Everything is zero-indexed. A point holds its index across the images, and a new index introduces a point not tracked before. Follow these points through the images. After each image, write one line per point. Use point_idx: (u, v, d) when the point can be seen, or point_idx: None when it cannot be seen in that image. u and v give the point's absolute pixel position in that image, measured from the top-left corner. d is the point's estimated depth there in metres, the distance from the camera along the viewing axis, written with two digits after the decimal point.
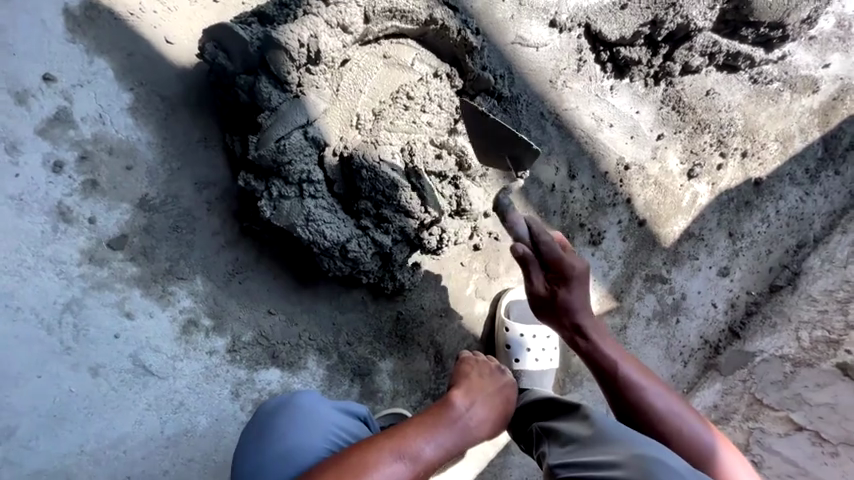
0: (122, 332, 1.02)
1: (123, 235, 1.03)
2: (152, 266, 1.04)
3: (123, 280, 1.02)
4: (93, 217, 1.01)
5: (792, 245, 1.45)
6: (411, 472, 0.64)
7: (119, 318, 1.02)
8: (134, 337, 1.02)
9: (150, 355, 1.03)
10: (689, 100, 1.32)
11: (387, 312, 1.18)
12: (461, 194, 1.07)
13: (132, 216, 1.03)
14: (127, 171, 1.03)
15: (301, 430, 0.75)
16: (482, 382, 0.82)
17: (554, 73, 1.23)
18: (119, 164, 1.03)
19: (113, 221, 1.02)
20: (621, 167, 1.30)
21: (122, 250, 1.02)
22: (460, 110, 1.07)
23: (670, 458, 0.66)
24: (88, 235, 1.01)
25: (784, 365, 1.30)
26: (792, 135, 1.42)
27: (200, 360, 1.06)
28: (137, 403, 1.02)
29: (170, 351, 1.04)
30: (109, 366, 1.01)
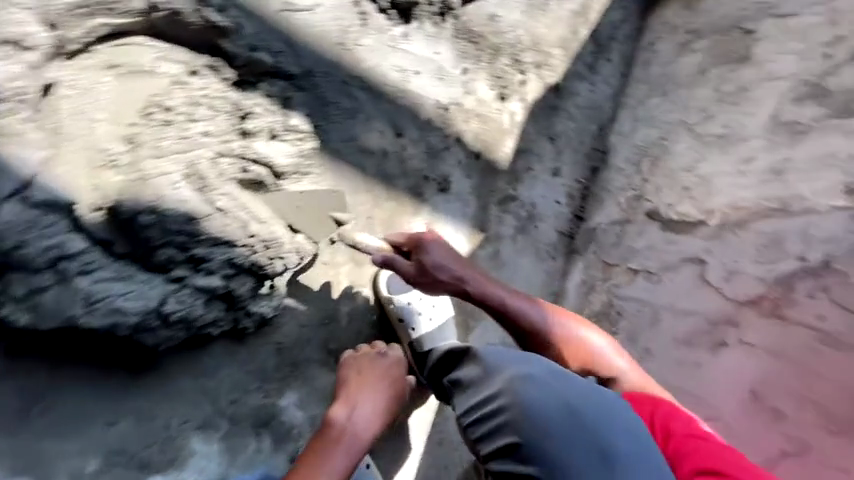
0: None
1: None
2: None
3: None
4: None
5: (595, 129, 1.65)
6: (349, 450, 0.86)
7: None
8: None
9: None
10: (477, 29, 1.37)
11: (264, 349, 1.06)
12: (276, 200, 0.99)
13: None
14: None
15: None
16: (366, 374, 0.95)
17: (340, 35, 1.13)
18: None
19: None
20: (441, 109, 1.32)
21: None
22: (242, 107, 0.93)
23: (537, 372, 0.71)
24: None
25: (616, 228, 1.51)
26: (567, 37, 1.60)
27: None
28: None
29: None
30: None
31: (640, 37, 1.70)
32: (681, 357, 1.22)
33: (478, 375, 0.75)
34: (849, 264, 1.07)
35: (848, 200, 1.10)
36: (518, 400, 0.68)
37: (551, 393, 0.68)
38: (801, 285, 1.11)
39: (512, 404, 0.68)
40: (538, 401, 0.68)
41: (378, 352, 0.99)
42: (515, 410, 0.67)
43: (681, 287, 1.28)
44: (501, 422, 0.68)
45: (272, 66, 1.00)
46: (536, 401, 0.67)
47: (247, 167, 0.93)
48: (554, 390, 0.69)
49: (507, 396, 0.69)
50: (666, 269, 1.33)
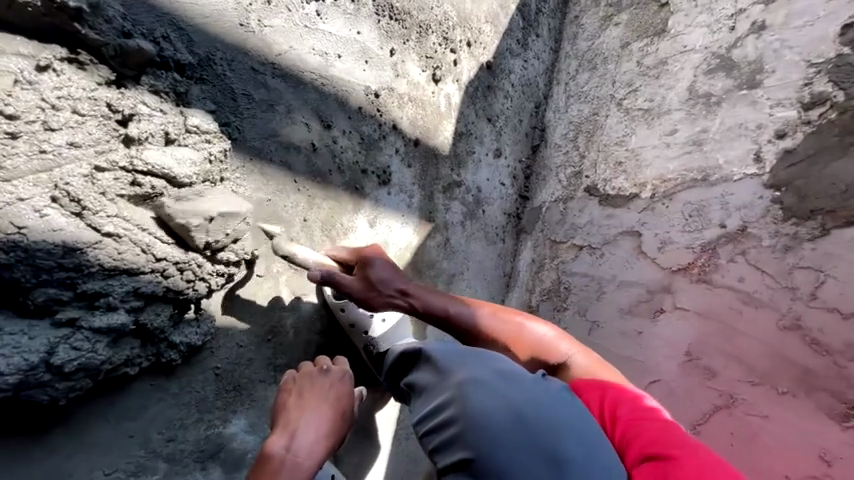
0: None
1: None
2: None
3: None
4: None
5: (532, 108, 1.71)
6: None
7: None
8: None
9: None
10: (400, 6, 1.27)
11: (199, 378, 0.94)
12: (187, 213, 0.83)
13: None
14: None
15: None
16: (309, 394, 0.86)
17: (240, 14, 0.98)
18: None
19: None
20: (371, 96, 1.22)
21: None
22: (120, 106, 0.76)
23: (486, 375, 0.64)
24: None
25: (559, 206, 1.55)
26: (496, 13, 1.56)
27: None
28: None
29: None
30: None
31: (566, 13, 1.80)
32: (623, 327, 1.28)
33: (431, 381, 0.70)
34: (763, 228, 1.07)
35: (758, 167, 1.11)
36: (466, 410, 0.60)
37: (498, 395, 0.61)
38: (721, 251, 1.13)
39: (460, 415, 0.61)
40: (487, 411, 0.60)
41: (319, 369, 0.90)
42: (460, 419, 0.60)
43: (620, 258, 1.33)
44: (448, 434, 0.62)
45: (154, 54, 0.81)
46: (479, 406, 0.60)
47: (140, 179, 0.78)
48: (506, 396, 0.61)
49: (456, 405, 0.62)
50: (607, 244, 1.37)
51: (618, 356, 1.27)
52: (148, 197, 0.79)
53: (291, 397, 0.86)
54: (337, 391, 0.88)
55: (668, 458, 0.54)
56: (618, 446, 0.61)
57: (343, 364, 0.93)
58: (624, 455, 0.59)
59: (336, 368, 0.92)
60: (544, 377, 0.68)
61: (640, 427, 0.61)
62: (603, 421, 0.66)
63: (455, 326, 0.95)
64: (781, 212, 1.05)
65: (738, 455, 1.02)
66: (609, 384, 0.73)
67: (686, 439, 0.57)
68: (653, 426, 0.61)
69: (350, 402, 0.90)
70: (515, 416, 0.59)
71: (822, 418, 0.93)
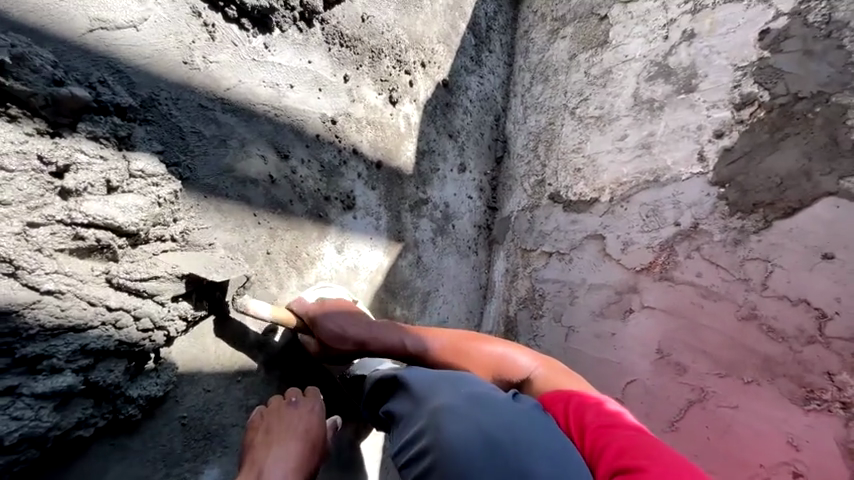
0: None
1: None
2: None
3: None
4: None
5: (492, 121, 1.75)
6: None
7: None
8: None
9: None
10: (351, 32, 1.28)
11: (164, 430, 0.89)
12: (136, 265, 0.83)
13: None
14: None
15: None
16: (277, 429, 0.83)
17: (183, 52, 0.98)
18: None
19: None
20: (329, 122, 1.22)
21: None
22: (54, 157, 0.74)
23: (462, 399, 0.64)
24: None
25: (526, 214, 1.59)
26: (447, 33, 1.60)
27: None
28: None
29: None
30: None
31: (516, 28, 1.87)
32: (597, 329, 1.30)
33: (408, 409, 0.69)
34: (713, 224, 1.13)
35: (703, 166, 1.17)
36: (442, 435, 0.60)
37: (473, 420, 0.60)
38: (678, 248, 1.18)
39: (436, 441, 0.60)
40: (462, 435, 0.59)
41: (288, 402, 0.88)
42: (436, 447, 0.59)
43: (588, 261, 1.36)
44: (425, 463, 0.60)
45: (89, 100, 0.80)
46: (454, 433, 0.59)
47: (86, 231, 0.77)
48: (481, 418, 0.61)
49: (432, 431, 0.61)
50: (574, 249, 1.41)
51: (595, 359, 1.29)
52: (95, 249, 0.79)
53: (258, 433, 0.83)
54: (307, 421, 0.86)
55: (638, 469, 0.53)
56: (590, 460, 0.60)
57: (312, 393, 0.92)
58: (596, 468, 0.58)
59: (306, 398, 0.90)
60: (517, 397, 0.68)
61: (612, 438, 0.60)
62: (575, 435, 0.65)
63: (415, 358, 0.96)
64: (727, 208, 1.11)
65: (716, 448, 1.04)
66: (581, 397, 0.72)
67: (656, 447, 0.57)
68: (623, 436, 0.60)
69: (322, 431, 0.87)
70: (489, 440, 0.58)
71: (787, 404, 0.97)
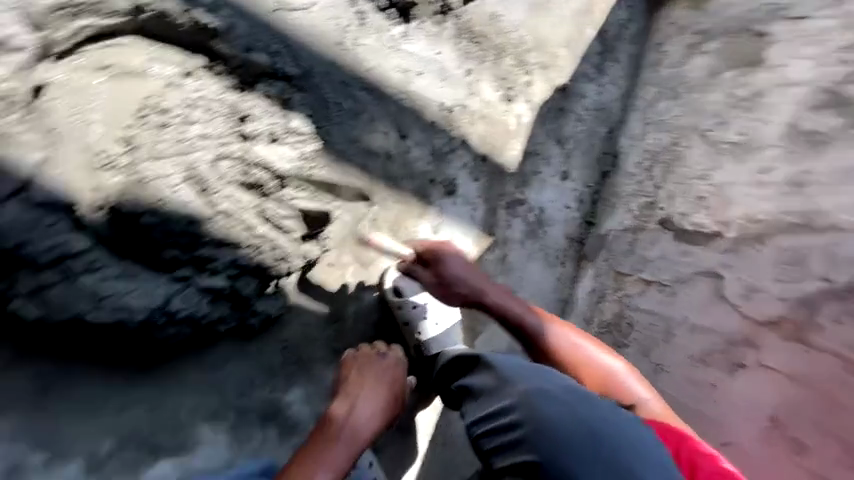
0: None
1: None
2: None
3: None
4: None
5: (604, 132, 1.55)
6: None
7: None
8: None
9: None
10: (479, 29, 1.35)
11: (271, 345, 1.04)
12: (283, 204, 0.97)
13: None
14: None
15: None
16: (368, 373, 0.89)
17: (338, 34, 1.13)
18: None
19: None
20: (445, 111, 1.29)
21: None
22: (240, 107, 0.92)
23: (554, 387, 0.73)
24: None
25: (628, 236, 1.41)
26: (573, 37, 1.53)
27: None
28: None
29: None
30: None
31: None
32: (695, 375, 1.16)
33: (491, 385, 0.77)
34: None
35: None
36: (535, 416, 0.70)
37: (574, 413, 0.70)
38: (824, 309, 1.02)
39: (528, 420, 0.70)
40: (555, 420, 0.70)
41: (378, 352, 0.92)
42: (532, 425, 0.70)
43: (696, 300, 1.21)
44: (513, 435, 0.71)
45: (268, 66, 0.98)
46: (553, 417, 0.69)
47: (255, 167, 0.92)
48: (572, 408, 0.71)
49: (524, 411, 0.72)
50: (680, 282, 1.25)
51: (686, 406, 1.15)
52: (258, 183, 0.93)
53: (351, 370, 0.89)
54: (392, 373, 0.92)
55: None
56: None
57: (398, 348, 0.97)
58: None
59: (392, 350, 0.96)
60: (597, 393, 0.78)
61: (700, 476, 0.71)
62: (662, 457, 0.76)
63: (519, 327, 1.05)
64: None
65: None
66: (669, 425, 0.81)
67: None
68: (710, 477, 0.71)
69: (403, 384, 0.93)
70: (584, 428, 0.69)
71: None
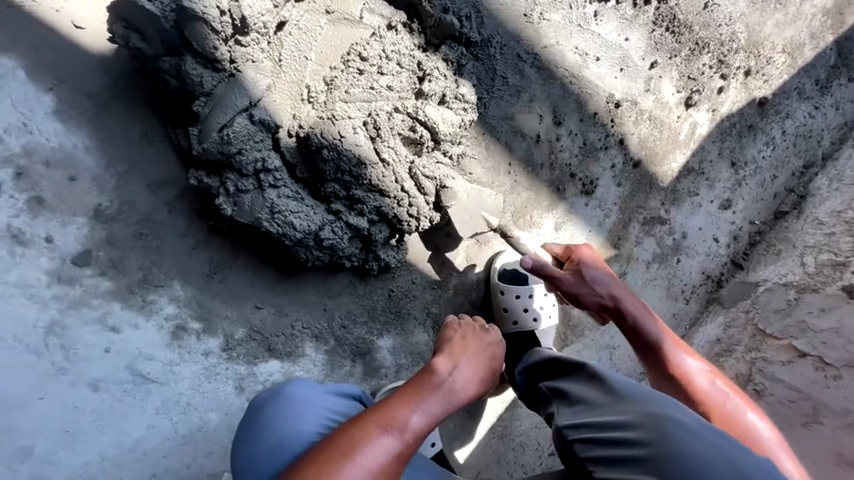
0: (113, 345, 0.97)
1: (87, 250, 0.97)
2: (125, 278, 0.98)
3: (99, 296, 0.97)
4: (50, 236, 0.95)
5: (798, 166, 1.32)
6: (400, 444, 0.68)
7: (106, 334, 0.97)
8: (124, 349, 0.98)
9: (146, 364, 0.99)
10: (684, 18, 1.19)
11: (378, 291, 1.12)
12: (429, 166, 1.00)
13: (91, 230, 0.97)
14: (71, 182, 0.96)
15: (285, 420, 0.76)
16: (471, 341, 0.90)
17: (527, 5, 1.10)
18: (61, 176, 0.96)
19: (71, 237, 0.96)
20: (612, 104, 1.18)
21: (89, 265, 0.97)
22: (423, 66, 0.97)
23: (683, 414, 0.64)
24: (49, 256, 0.95)
25: (789, 292, 1.23)
26: (800, 43, 1.27)
27: (184, 374, 1.01)
28: (146, 409, 0.98)
29: (165, 358, 1.00)
30: (108, 380, 0.97)
31: None
32: None
33: (599, 397, 0.72)
34: None
35: None
36: (661, 435, 0.61)
37: (706, 442, 0.60)
38: None
39: (650, 437, 0.62)
40: (684, 445, 0.60)
41: (481, 326, 0.94)
42: (652, 447, 0.61)
43: None
44: (627, 451, 0.63)
45: (456, 30, 1.00)
46: (684, 444, 0.60)
47: (421, 126, 0.96)
48: (707, 440, 0.60)
49: (644, 427, 0.63)
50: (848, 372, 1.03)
51: None
52: (418, 142, 0.97)
53: (459, 331, 0.93)
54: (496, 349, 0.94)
55: None
56: None
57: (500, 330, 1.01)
58: None
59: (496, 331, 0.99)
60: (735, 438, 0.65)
61: None
62: None
63: (651, 352, 0.89)
64: None
65: None
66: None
67: None
68: None
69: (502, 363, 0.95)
70: (721, 466, 0.58)
71: None
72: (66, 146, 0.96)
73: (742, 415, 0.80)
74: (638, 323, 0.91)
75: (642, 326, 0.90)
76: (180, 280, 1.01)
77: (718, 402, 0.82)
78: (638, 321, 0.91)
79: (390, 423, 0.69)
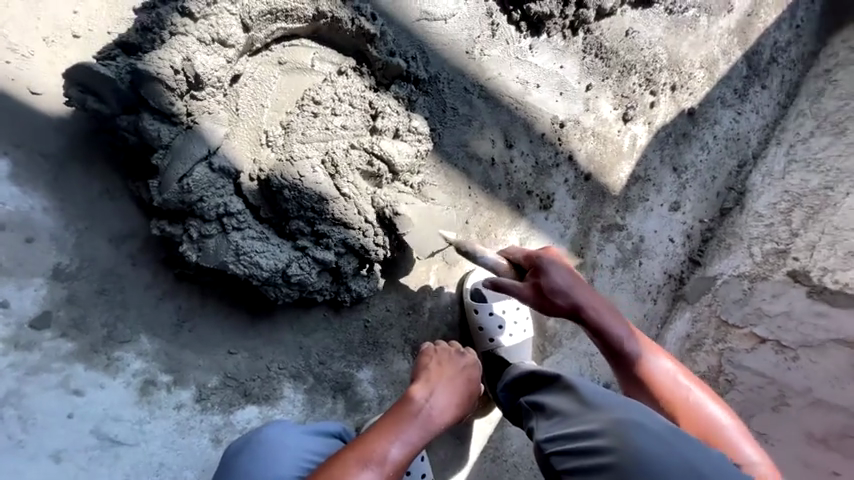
0: (76, 410, 0.93)
1: (47, 312, 0.94)
2: (88, 337, 0.96)
3: (60, 358, 0.93)
4: (5, 301, 0.92)
5: (733, 166, 1.44)
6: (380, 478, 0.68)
7: (69, 398, 0.93)
8: (88, 413, 0.93)
9: (113, 426, 0.94)
10: (610, 44, 1.32)
11: (354, 322, 1.13)
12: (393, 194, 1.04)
13: (50, 291, 0.95)
14: (28, 244, 0.95)
15: (262, 467, 0.74)
16: (446, 365, 0.91)
17: (468, 43, 1.20)
18: (18, 239, 0.94)
19: (30, 300, 0.93)
20: (557, 125, 1.28)
21: (49, 328, 0.94)
22: (375, 105, 1.03)
23: (647, 419, 0.67)
24: (5, 322, 0.92)
25: (742, 282, 1.31)
26: (714, 58, 1.43)
27: (155, 432, 0.97)
28: (113, 476, 0.93)
29: (134, 416, 0.96)
30: (72, 448, 0.91)
31: (811, 65, 1.49)
32: None
33: (572, 408, 0.74)
34: None
35: None
36: (627, 442, 0.64)
37: (668, 447, 0.63)
38: None
39: (618, 445, 0.64)
40: (648, 450, 0.63)
41: (456, 350, 0.96)
42: (616, 453, 0.64)
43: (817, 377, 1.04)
44: (597, 460, 0.65)
45: (404, 70, 1.08)
46: (648, 450, 0.63)
47: (378, 160, 1.00)
48: (669, 443, 0.63)
49: (611, 435, 0.66)
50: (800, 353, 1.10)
51: None
52: (377, 174, 1.02)
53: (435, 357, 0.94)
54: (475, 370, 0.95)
55: None
56: None
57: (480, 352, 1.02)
58: None
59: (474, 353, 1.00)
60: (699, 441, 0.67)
61: None
62: None
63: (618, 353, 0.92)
64: None
65: None
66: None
67: None
68: None
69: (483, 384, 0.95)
70: (675, 463, 0.62)
71: None
72: (24, 208, 0.95)
73: (704, 407, 0.85)
74: (604, 329, 0.93)
75: (608, 331, 0.93)
76: (149, 332, 0.99)
77: (686, 403, 0.85)
78: (604, 327, 0.94)
79: (368, 460, 0.69)
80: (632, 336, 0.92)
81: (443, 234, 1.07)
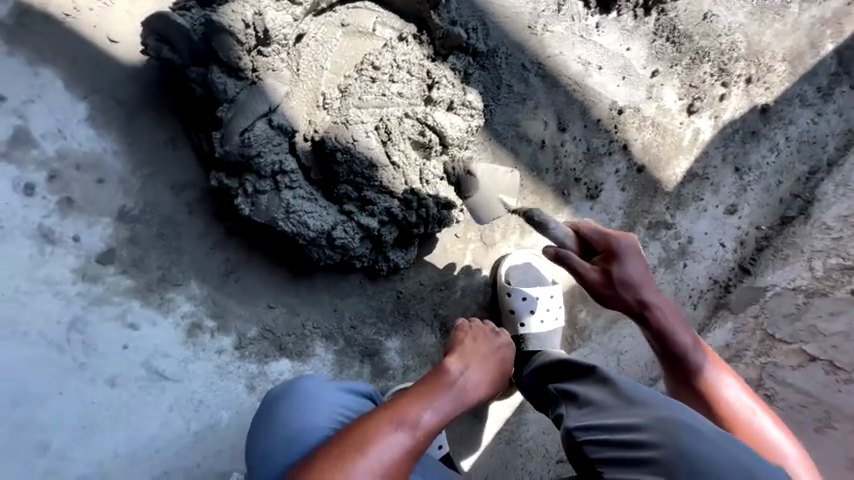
0: (131, 342, 1.01)
1: (111, 249, 1.02)
2: (146, 276, 1.03)
3: (120, 293, 1.01)
4: (76, 235, 1.00)
5: (803, 173, 1.33)
6: (413, 440, 0.69)
7: (124, 331, 1.01)
8: (143, 345, 1.01)
9: (162, 360, 1.02)
10: (684, 28, 1.23)
11: (388, 292, 1.15)
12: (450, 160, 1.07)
13: (115, 230, 1.02)
14: (99, 184, 1.02)
15: (300, 415, 0.78)
16: (481, 343, 0.91)
17: (532, 18, 1.16)
18: (90, 179, 1.01)
19: (96, 236, 1.01)
20: (615, 111, 1.22)
21: (113, 263, 1.01)
22: (432, 74, 1.01)
23: (694, 420, 0.65)
24: (76, 254, 1.00)
25: (797, 296, 1.23)
26: (800, 51, 1.30)
27: (199, 371, 1.04)
28: (160, 406, 1.01)
29: (181, 354, 1.03)
30: (125, 375, 1.00)
31: None
32: None
33: (608, 400, 0.73)
34: None
35: None
36: (674, 440, 0.63)
37: (716, 447, 0.62)
38: None
39: (664, 441, 0.63)
40: (697, 451, 0.61)
41: (491, 329, 0.96)
42: (662, 448, 0.63)
43: None
44: (640, 455, 0.64)
45: (464, 40, 1.05)
46: (698, 450, 0.61)
47: (431, 132, 1.00)
48: (718, 445, 0.62)
49: (657, 432, 0.64)
50: None
51: None
52: (428, 146, 1.01)
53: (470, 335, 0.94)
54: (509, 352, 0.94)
55: None
56: None
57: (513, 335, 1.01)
58: None
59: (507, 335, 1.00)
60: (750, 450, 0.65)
61: None
62: None
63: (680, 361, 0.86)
64: None
65: None
66: None
67: None
68: None
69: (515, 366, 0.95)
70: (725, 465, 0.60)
71: None
72: (97, 151, 1.02)
73: (765, 431, 0.78)
74: (669, 333, 0.88)
75: (673, 336, 0.88)
76: (199, 279, 1.06)
77: (743, 414, 0.81)
78: (670, 330, 0.89)
79: (404, 422, 0.71)
80: (697, 346, 0.87)
81: (505, 200, 1.11)
